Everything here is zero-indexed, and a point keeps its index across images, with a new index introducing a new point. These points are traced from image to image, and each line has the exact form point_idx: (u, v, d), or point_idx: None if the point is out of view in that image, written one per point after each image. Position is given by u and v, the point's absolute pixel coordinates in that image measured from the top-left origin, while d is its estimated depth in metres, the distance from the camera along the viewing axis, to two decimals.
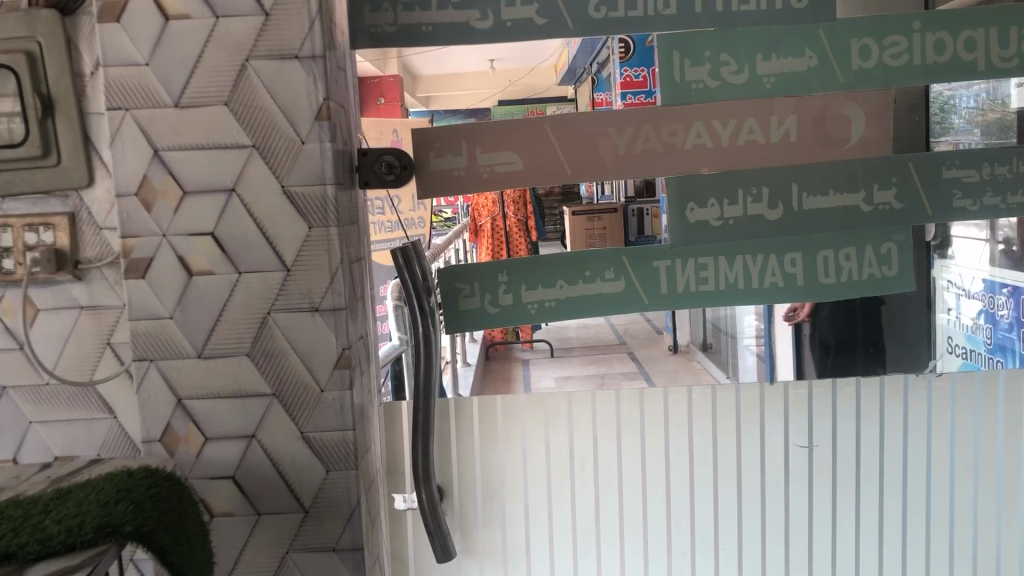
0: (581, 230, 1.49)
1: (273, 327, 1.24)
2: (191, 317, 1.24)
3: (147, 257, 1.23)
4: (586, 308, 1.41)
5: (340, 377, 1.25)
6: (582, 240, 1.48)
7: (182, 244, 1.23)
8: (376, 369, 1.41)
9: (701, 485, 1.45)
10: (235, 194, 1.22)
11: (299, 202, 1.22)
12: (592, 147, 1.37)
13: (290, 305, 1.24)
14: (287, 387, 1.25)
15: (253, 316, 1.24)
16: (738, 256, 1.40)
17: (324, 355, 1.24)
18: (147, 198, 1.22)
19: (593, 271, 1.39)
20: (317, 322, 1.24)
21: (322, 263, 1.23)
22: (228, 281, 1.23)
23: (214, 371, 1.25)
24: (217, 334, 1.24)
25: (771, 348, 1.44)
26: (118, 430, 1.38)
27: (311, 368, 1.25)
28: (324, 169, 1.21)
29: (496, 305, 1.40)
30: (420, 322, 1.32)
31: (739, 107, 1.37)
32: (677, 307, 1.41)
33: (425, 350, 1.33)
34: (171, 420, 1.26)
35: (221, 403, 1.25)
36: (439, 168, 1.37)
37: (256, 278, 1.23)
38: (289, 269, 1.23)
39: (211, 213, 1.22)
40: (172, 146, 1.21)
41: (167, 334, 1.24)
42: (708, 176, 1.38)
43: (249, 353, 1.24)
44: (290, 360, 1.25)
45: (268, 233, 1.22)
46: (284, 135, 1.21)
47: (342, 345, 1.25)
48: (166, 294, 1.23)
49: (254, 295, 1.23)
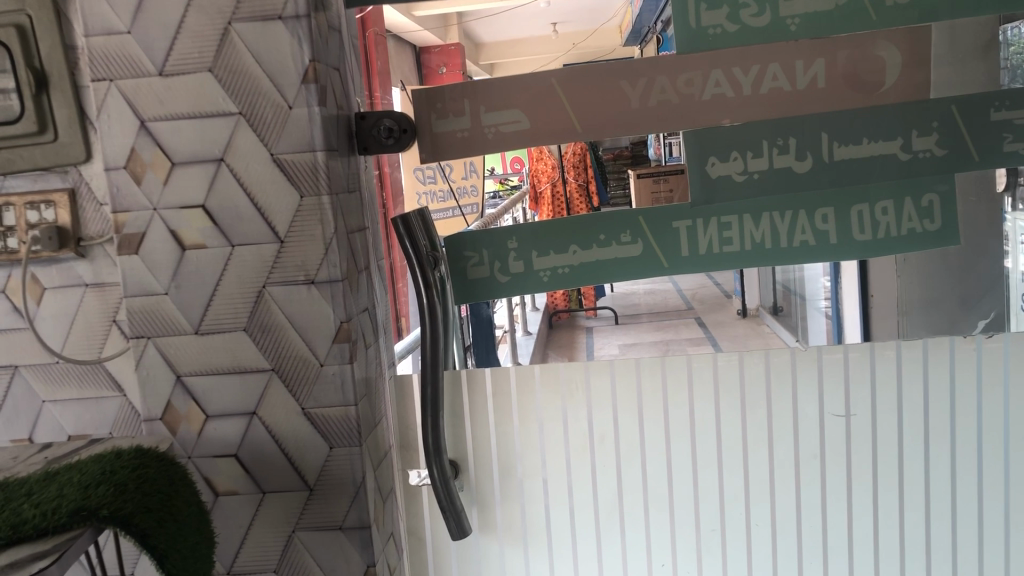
0: (648, 189, 1.30)
1: (268, 301, 1.20)
2: (185, 292, 1.20)
3: (140, 232, 1.20)
4: (601, 273, 1.33)
5: (338, 352, 1.20)
6: (648, 201, 1.30)
7: (173, 218, 1.19)
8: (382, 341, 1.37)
9: (729, 458, 1.37)
10: (224, 164, 1.18)
11: (290, 170, 1.17)
12: (602, 101, 1.29)
13: (285, 278, 1.19)
14: (285, 363, 1.21)
15: (247, 290, 1.20)
16: (764, 213, 1.30)
17: (323, 329, 1.20)
18: (137, 170, 1.19)
19: (608, 234, 1.31)
20: (312, 295, 1.19)
21: (316, 234, 1.18)
22: (221, 255, 1.19)
23: (211, 348, 1.21)
24: (213, 310, 1.20)
25: (838, 306, 1.34)
26: (128, 408, 1.36)
27: (309, 343, 1.20)
28: (313, 135, 1.16)
29: (506, 273, 1.33)
30: (424, 293, 1.27)
31: (763, 52, 1.27)
32: (698, 271, 1.32)
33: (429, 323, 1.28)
34: (170, 399, 1.23)
35: (220, 380, 1.22)
36: (440, 128, 1.31)
37: (250, 250, 1.19)
38: (283, 241, 1.18)
39: (201, 184, 1.18)
40: (159, 117, 1.18)
41: (163, 311, 1.21)
42: (728, 128, 1.29)
43: (246, 329, 1.21)
44: (288, 335, 1.20)
45: (259, 203, 1.18)
46: (271, 101, 1.16)
47: (341, 318, 1.20)
48: (159, 269, 1.20)
49: (247, 268, 1.19)
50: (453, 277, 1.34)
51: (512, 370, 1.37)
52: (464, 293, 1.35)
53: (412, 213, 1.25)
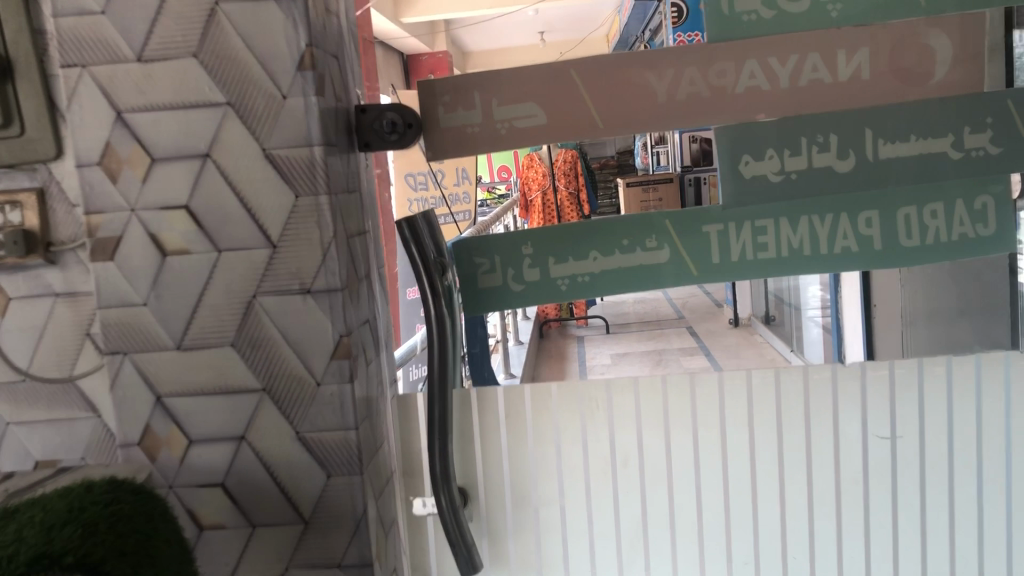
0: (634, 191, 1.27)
1: (260, 313, 1.08)
2: (166, 303, 1.08)
3: (116, 236, 1.08)
4: (623, 282, 1.21)
5: (337, 369, 1.08)
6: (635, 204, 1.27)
7: (154, 220, 1.07)
8: (384, 357, 1.25)
9: (764, 486, 1.26)
10: (210, 160, 1.06)
11: (284, 167, 1.05)
12: (626, 94, 1.18)
13: (278, 287, 1.07)
14: (277, 381, 1.09)
15: (235, 301, 1.08)
16: (803, 217, 1.19)
17: (319, 344, 1.08)
18: (112, 167, 1.07)
19: (632, 239, 1.20)
20: (308, 306, 1.07)
21: (313, 238, 1.06)
22: (207, 261, 1.07)
23: (195, 365, 1.09)
24: (197, 323, 1.08)
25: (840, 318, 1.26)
26: (102, 430, 1.23)
27: (304, 360, 1.08)
28: (310, 128, 1.04)
29: (520, 282, 1.22)
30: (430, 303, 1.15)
31: (802, 40, 1.16)
32: (731, 280, 1.20)
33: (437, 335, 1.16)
34: (149, 422, 1.11)
35: (205, 400, 1.10)
36: (447, 124, 1.19)
37: (238, 257, 1.07)
38: (276, 246, 1.06)
39: (184, 183, 1.06)
40: (138, 108, 1.05)
41: (141, 324, 1.09)
42: (764, 124, 1.18)
43: (234, 344, 1.08)
44: (281, 350, 1.08)
45: (249, 204, 1.06)
46: (263, 90, 1.04)
47: (340, 332, 1.08)
48: (137, 278, 1.08)
49: (235, 276, 1.07)
50: (463, 286, 1.23)
51: (526, 391, 1.25)
52: (475, 304, 1.24)
53: (418, 215, 1.13)
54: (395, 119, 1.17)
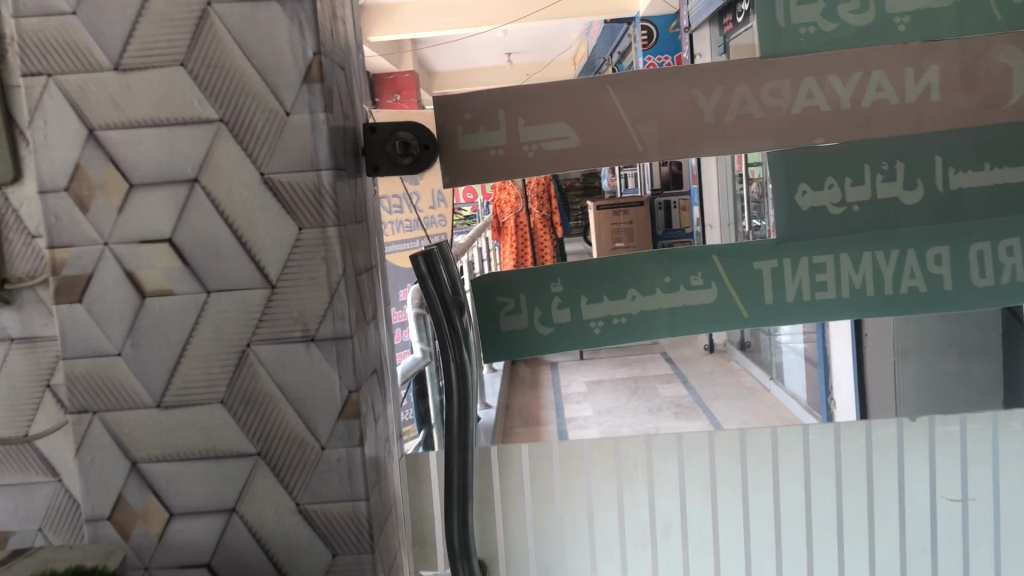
0: None
1: (255, 366, 0.92)
2: (144, 353, 0.92)
3: (86, 274, 0.92)
4: (664, 326, 1.07)
5: (344, 431, 0.93)
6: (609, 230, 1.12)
7: (131, 257, 0.92)
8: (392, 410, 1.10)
9: (821, 556, 1.11)
10: (198, 186, 0.91)
11: (285, 195, 0.90)
12: (670, 113, 1.04)
13: (279, 335, 0.92)
14: (274, 444, 0.94)
15: (226, 351, 0.92)
16: (865, 253, 1.06)
17: (325, 401, 0.92)
18: (82, 194, 0.91)
19: (675, 277, 1.07)
20: (313, 357, 0.92)
21: (319, 277, 0.91)
22: (193, 304, 0.92)
23: (178, 425, 0.93)
24: (180, 376, 0.93)
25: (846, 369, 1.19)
26: (64, 496, 1.06)
27: (307, 419, 0.93)
28: (317, 150, 0.90)
29: (547, 324, 1.08)
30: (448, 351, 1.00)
31: (866, 56, 1.03)
32: (785, 324, 1.07)
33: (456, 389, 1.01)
34: (122, 492, 0.95)
35: (189, 466, 0.94)
36: (467, 146, 1.06)
37: (230, 299, 0.92)
38: (275, 286, 0.91)
39: (168, 213, 0.91)
40: (114, 125, 0.90)
41: (114, 377, 0.93)
42: (823, 149, 1.05)
43: (225, 401, 0.93)
44: (280, 409, 0.93)
45: (243, 237, 0.91)
46: (262, 106, 0.89)
47: (349, 387, 0.93)
48: (111, 323, 0.92)
49: (228, 321, 0.92)
50: (482, 330, 1.08)
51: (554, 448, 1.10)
52: (496, 349, 1.09)
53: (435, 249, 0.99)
54: (407, 140, 1.03)
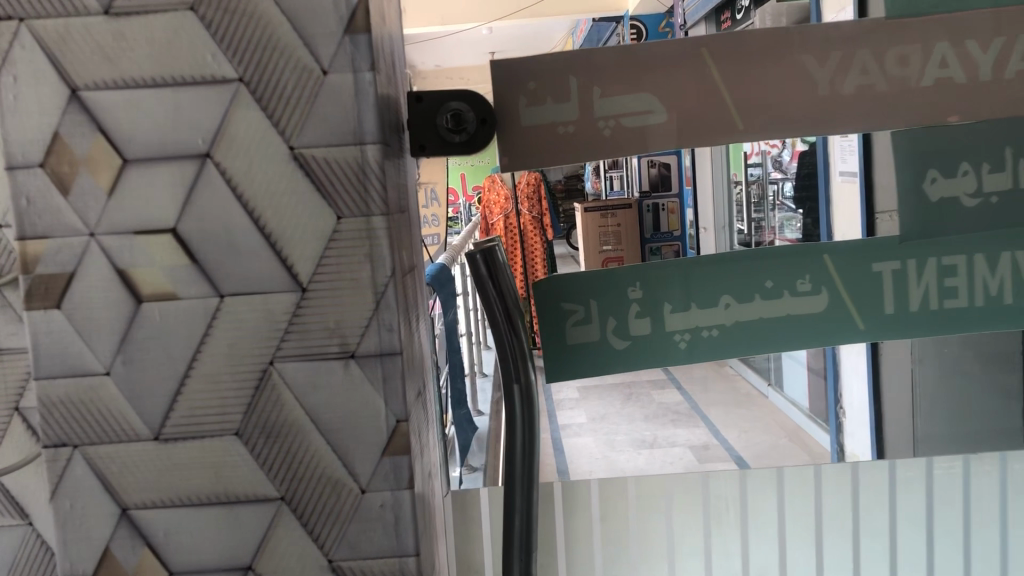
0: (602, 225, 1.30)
1: (280, 390, 0.74)
2: (140, 372, 0.74)
3: (66, 273, 0.73)
4: (763, 340, 0.90)
5: (391, 469, 0.75)
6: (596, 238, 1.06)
7: (124, 251, 0.73)
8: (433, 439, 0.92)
9: None
10: (211, 162, 0.72)
11: (321, 174, 0.72)
12: (776, 83, 0.87)
13: (311, 351, 0.74)
14: (301, 487, 0.75)
15: (245, 369, 0.74)
16: (1004, 254, 0.90)
17: (367, 435, 0.74)
18: (62, 171, 0.72)
19: (778, 281, 0.89)
20: (354, 378, 0.74)
21: (361, 278, 0.73)
22: (204, 311, 0.73)
23: (181, 463, 0.75)
24: (186, 401, 0.74)
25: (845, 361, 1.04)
26: (34, 541, 0.87)
27: (344, 456, 0.75)
28: (361, 118, 0.71)
29: (624, 337, 0.89)
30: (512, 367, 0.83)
31: (1009, 18, 0.87)
32: (907, 337, 0.91)
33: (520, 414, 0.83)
34: (109, 546, 0.75)
35: (194, 513, 0.75)
36: (532, 121, 0.87)
37: (250, 305, 0.73)
38: (306, 290, 0.73)
39: (172, 197, 0.73)
40: (105, 85, 0.72)
41: (100, 403, 0.74)
42: (956, 129, 0.88)
43: (240, 434, 0.74)
44: (311, 443, 0.75)
45: (267, 227, 0.73)
46: (292, 61, 0.71)
47: (397, 415, 0.75)
48: (97, 334, 0.73)
49: (248, 331, 0.73)
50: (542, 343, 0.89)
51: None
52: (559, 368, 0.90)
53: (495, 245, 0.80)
54: (461, 111, 0.83)
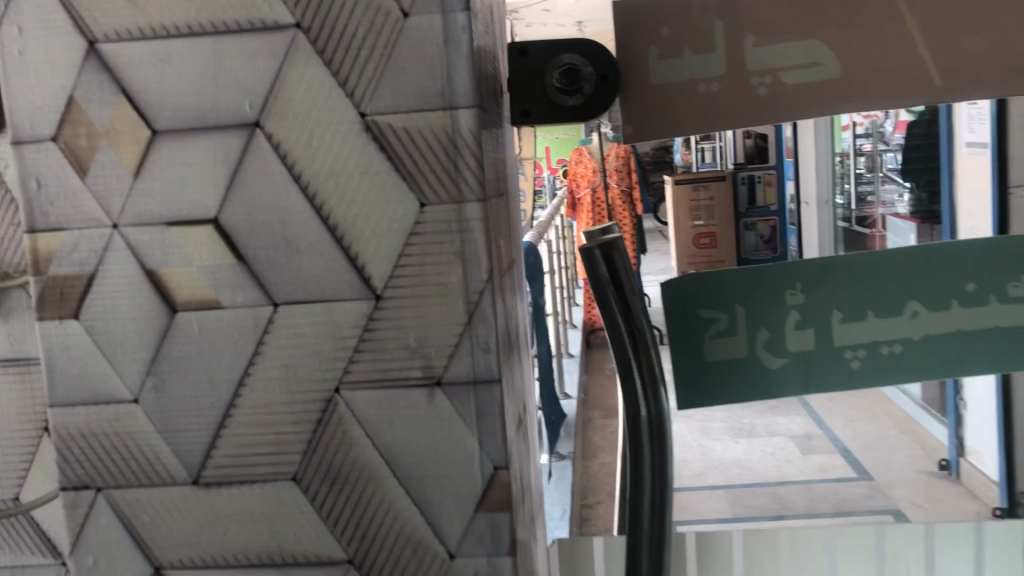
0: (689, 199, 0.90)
1: (349, 426, 0.58)
2: (177, 399, 0.59)
3: (84, 275, 0.58)
4: (958, 359, 0.70)
5: (487, 529, 0.59)
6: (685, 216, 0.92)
7: (155, 248, 0.58)
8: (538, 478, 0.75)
9: None
10: (261, 134, 0.56)
11: (401, 150, 0.55)
12: (996, 23, 0.64)
13: (389, 378, 0.58)
14: (376, 547, 0.59)
15: (304, 398, 0.58)
16: None
17: (458, 483, 0.58)
18: (78, 147, 0.57)
19: (982, 284, 0.69)
20: (440, 413, 0.58)
21: (450, 284, 0.56)
22: (254, 323, 0.58)
23: (227, 511, 0.60)
24: (233, 435, 0.59)
25: None
26: None
27: (428, 510, 0.59)
28: (453, 75, 0.54)
29: (782, 353, 0.70)
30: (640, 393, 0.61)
31: None
32: None
33: (646, 454, 0.61)
34: None
35: (245, 575, 0.61)
36: (660, 81, 0.66)
37: (311, 317, 0.57)
38: (380, 298, 0.57)
39: (213, 179, 0.57)
40: (129, 36, 0.56)
41: (129, 436, 0.59)
42: None
43: (300, 479, 0.59)
44: (387, 493, 0.59)
45: (332, 217, 0.56)
46: (365, 3, 0.54)
47: (496, 460, 0.58)
48: (124, 352, 0.59)
49: (308, 351, 0.58)
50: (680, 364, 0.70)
51: (785, 534, 0.73)
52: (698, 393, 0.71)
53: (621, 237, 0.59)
54: (576, 66, 0.64)
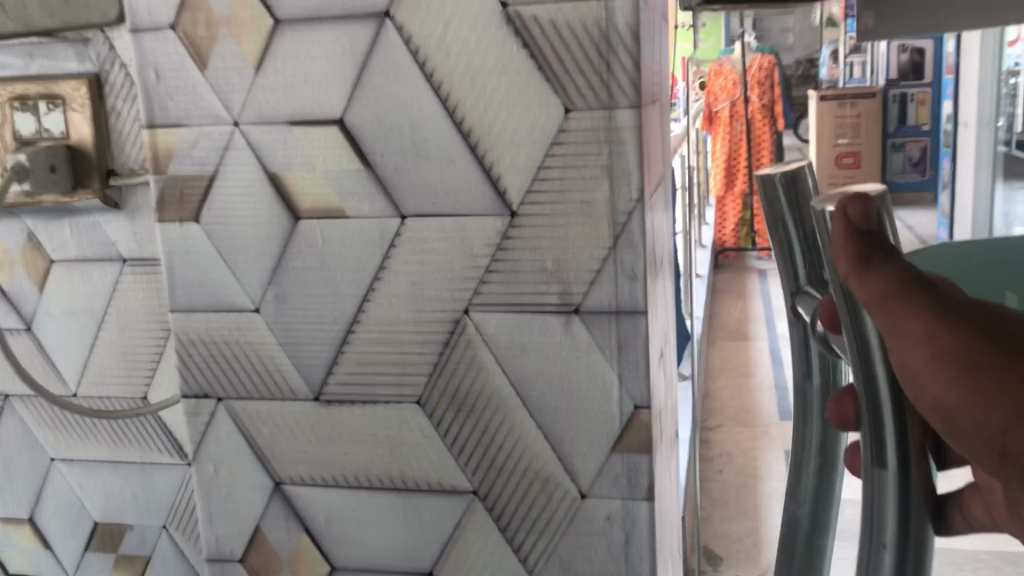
0: None
1: (479, 351, 0.54)
2: (296, 311, 0.55)
3: (204, 174, 0.55)
4: None
5: (624, 472, 0.53)
6: None
7: (277, 148, 0.54)
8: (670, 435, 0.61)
9: None
10: (391, 25, 0.50)
11: (545, 46, 0.49)
12: None
13: (523, 303, 0.52)
14: (501, 480, 0.55)
15: (431, 319, 0.54)
16: None
17: (593, 422, 0.53)
18: (197, 34, 0.53)
19: None
20: (578, 344, 0.52)
21: (595, 200, 0.50)
22: (380, 233, 0.53)
23: (348, 431, 0.56)
24: (351, 353, 0.55)
25: None
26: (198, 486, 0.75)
27: (559, 448, 0.54)
28: None
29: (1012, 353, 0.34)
30: (886, 450, 0.28)
31: None
32: None
33: (897, 523, 0.27)
34: (261, 527, 0.59)
35: (363, 500, 0.57)
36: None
37: (440, 228, 0.52)
38: (514, 213, 0.51)
39: (337, 73, 0.52)
40: None
41: (247, 346, 0.57)
42: None
43: (425, 404, 0.55)
44: (517, 425, 0.54)
45: (465, 120, 0.51)
46: None
47: (637, 399, 0.52)
48: (244, 257, 0.55)
49: (437, 270, 0.53)
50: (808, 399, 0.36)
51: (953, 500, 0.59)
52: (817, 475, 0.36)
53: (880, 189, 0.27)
54: None
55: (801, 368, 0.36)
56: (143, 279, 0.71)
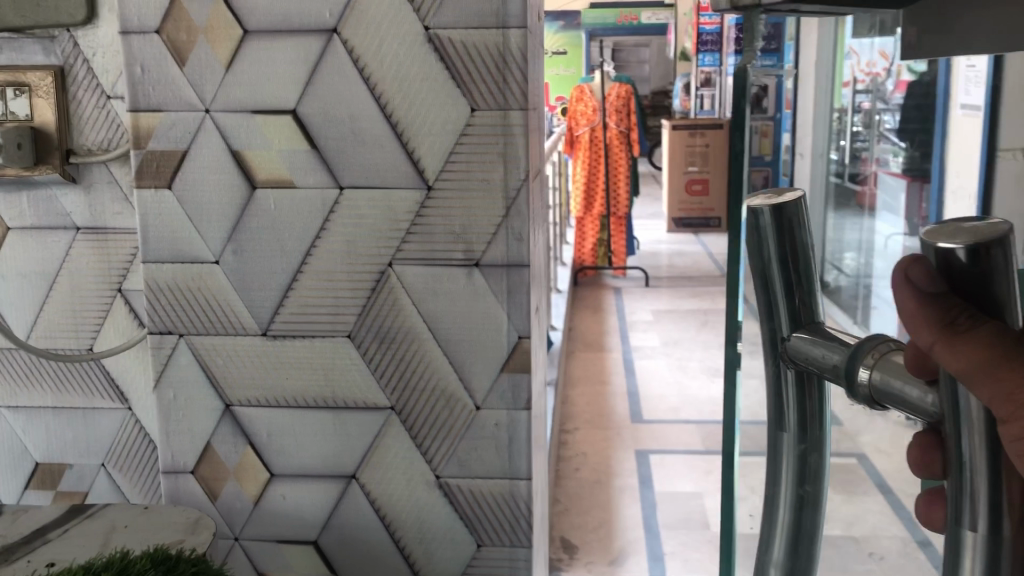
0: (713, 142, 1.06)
1: (399, 295, 0.69)
2: (250, 262, 0.69)
3: (178, 150, 0.68)
4: None
5: (509, 388, 0.69)
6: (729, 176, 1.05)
7: (241, 132, 0.67)
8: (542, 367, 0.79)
9: None
10: (339, 39, 0.65)
11: (457, 61, 0.65)
12: None
13: (434, 257, 0.68)
14: (415, 399, 0.70)
15: (361, 270, 0.69)
16: None
17: (487, 349, 0.69)
18: (177, 39, 0.67)
19: None
20: (477, 289, 0.68)
21: (493, 179, 0.67)
22: (323, 200, 0.68)
23: (291, 361, 0.70)
24: (295, 297, 0.69)
25: None
26: (135, 428, 0.85)
27: (461, 371, 0.69)
28: None
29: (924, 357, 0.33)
30: (974, 511, 0.23)
31: None
32: None
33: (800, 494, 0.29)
34: (211, 442, 0.73)
35: (300, 418, 0.72)
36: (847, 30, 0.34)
37: (372, 197, 0.68)
38: (431, 187, 0.67)
39: (295, 73, 0.66)
40: None
41: (208, 292, 0.70)
42: None
43: (353, 337, 0.70)
44: (428, 354, 0.69)
45: (395, 116, 0.66)
46: None
47: (521, 331, 0.69)
48: (208, 219, 0.69)
49: (367, 230, 0.68)
50: (802, 456, 0.29)
51: None
52: (792, 540, 0.29)
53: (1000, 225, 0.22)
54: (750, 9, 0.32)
55: (777, 411, 0.29)
56: (96, 243, 0.81)
